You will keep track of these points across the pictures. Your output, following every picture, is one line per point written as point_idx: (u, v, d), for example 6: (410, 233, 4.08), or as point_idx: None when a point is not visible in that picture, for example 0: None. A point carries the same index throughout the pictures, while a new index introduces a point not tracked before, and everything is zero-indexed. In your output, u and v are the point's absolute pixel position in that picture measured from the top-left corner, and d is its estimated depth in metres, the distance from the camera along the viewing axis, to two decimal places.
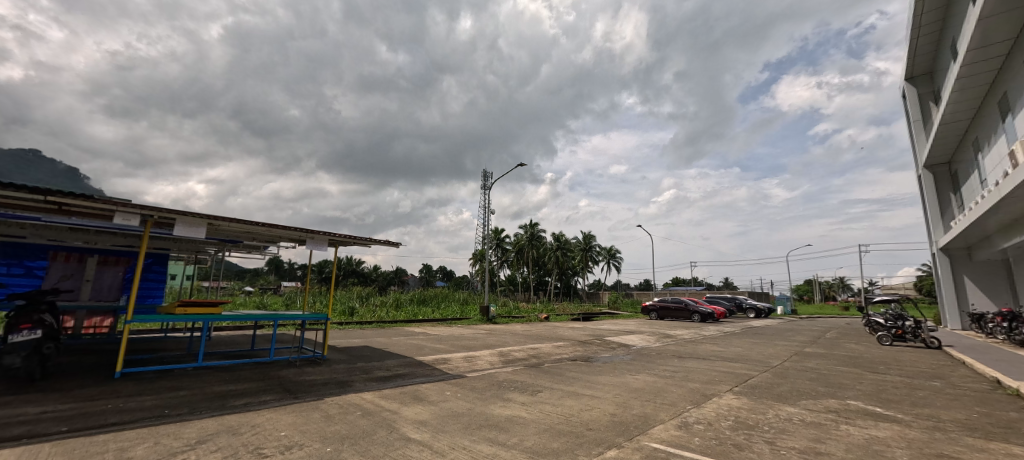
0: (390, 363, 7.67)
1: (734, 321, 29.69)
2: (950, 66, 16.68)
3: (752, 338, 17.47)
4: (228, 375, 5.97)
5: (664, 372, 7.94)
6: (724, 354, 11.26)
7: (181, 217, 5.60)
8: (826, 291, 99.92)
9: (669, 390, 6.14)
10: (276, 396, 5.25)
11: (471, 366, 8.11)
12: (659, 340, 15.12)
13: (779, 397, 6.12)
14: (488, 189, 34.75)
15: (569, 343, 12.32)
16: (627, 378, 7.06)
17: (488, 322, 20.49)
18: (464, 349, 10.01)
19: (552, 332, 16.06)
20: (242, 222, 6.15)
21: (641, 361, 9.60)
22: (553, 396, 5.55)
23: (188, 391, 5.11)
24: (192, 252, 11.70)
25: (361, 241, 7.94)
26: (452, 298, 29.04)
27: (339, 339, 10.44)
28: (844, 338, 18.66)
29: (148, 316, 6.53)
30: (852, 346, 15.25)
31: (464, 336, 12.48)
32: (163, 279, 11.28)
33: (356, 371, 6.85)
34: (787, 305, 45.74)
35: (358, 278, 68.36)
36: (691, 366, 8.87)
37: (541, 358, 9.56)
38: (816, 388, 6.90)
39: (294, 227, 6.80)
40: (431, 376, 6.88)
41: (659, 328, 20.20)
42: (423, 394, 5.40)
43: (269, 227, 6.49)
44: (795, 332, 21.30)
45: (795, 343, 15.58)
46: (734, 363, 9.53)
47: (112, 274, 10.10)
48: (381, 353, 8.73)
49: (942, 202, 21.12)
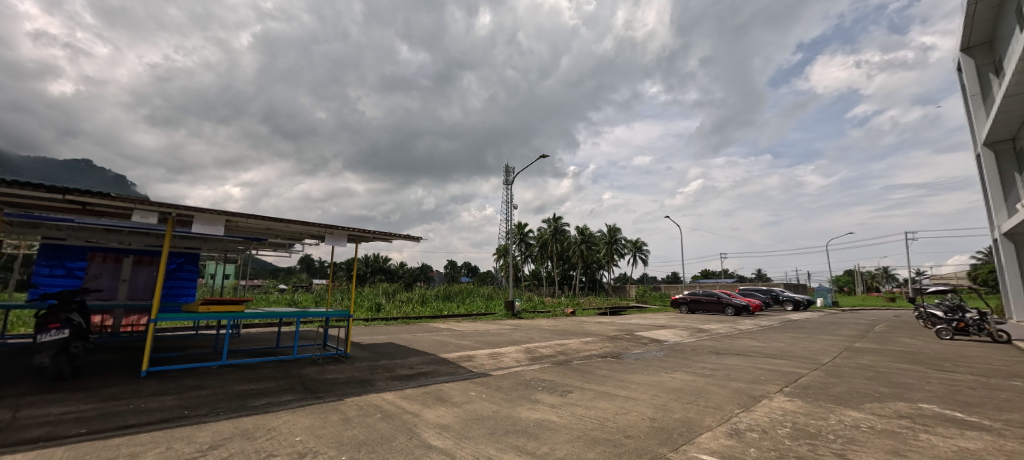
0: (413, 360, 7.46)
1: (772, 314, 28.26)
2: (1015, 32, 14.83)
3: (794, 332, 16.44)
4: (250, 373, 5.92)
5: (703, 370, 7.39)
6: (766, 350, 10.52)
7: (199, 215, 5.52)
8: (870, 282, 94.30)
9: (712, 391, 5.62)
10: (296, 396, 5.11)
11: (496, 363, 7.80)
12: (692, 335, 14.40)
13: (839, 399, 5.48)
14: (511, 184, 34.45)
15: (598, 338, 11.85)
16: (664, 377, 6.58)
17: (514, 317, 20.25)
18: (489, 345, 9.74)
19: (580, 327, 15.64)
20: (261, 218, 6.02)
21: (677, 357, 9.05)
22: (584, 397, 5.15)
23: (209, 391, 5.05)
24: (222, 251, 11.93)
25: (383, 235, 7.74)
26: (476, 293, 28.96)
27: (364, 336, 10.38)
28: (896, 332, 17.29)
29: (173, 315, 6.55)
30: (907, 340, 14.05)
31: (489, 332, 12.23)
32: (195, 278, 11.54)
33: (379, 369, 6.66)
34: (828, 297, 43.34)
35: (386, 274, 69.81)
36: (731, 363, 8.25)
37: (569, 355, 9.16)
38: (878, 389, 6.20)
39: (313, 223, 6.65)
40: (455, 375, 6.61)
41: (692, 322, 19.37)
42: (446, 395, 5.13)
43: (287, 223, 6.36)
44: (840, 326, 19.96)
45: (842, 337, 14.51)
46: (779, 360, 8.83)
47: (146, 273, 10.43)
48: (405, 350, 8.55)
49: (1006, 183, 19.11)
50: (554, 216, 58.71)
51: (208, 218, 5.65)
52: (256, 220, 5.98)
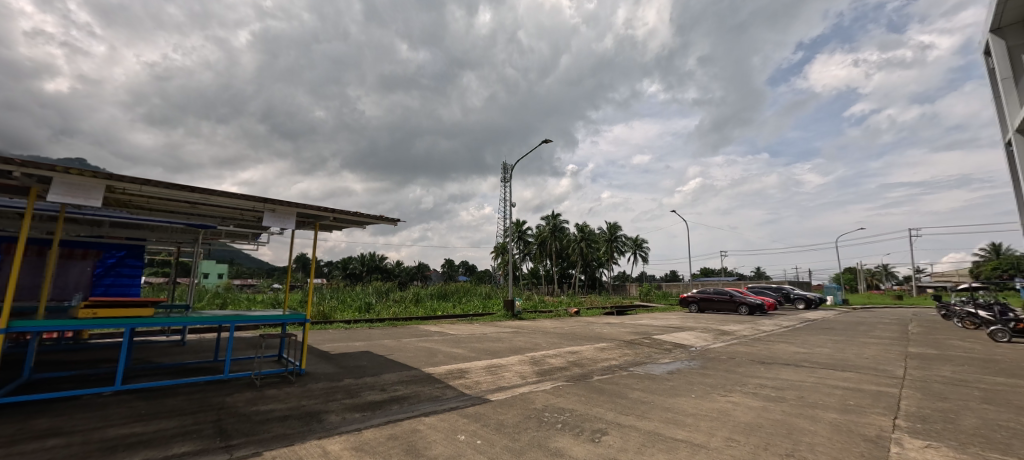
0: (389, 378, 5.72)
1: (789, 313, 26.43)
2: None
3: (827, 334, 14.70)
4: (152, 404, 4.22)
5: (762, 389, 5.71)
6: (816, 358, 8.81)
7: (61, 176, 3.85)
8: (871, 280, 92.72)
9: (805, 430, 3.95)
10: (193, 448, 3.40)
11: (496, 381, 6.04)
12: (718, 339, 12.67)
13: (993, 442, 3.79)
14: (508, 179, 32.90)
15: (614, 344, 10.08)
16: (723, 404, 4.87)
17: (514, 317, 18.59)
18: (486, 354, 8.03)
19: (589, 329, 13.96)
20: (161, 190, 4.35)
21: (717, 369, 7.32)
22: (630, 444, 3.45)
23: (63, 441, 3.36)
24: (174, 245, 10.30)
25: (349, 216, 6.06)
26: (475, 291, 27.29)
27: (336, 343, 8.64)
28: (940, 334, 15.45)
29: (31, 325, 4.41)
30: (961, 343, 12.30)
31: (487, 337, 10.47)
32: (139, 274, 9.94)
33: (338, 393, 4.92)
34: (837, 295, 41.75)
35: (382, 273, 67.73)
36: (792, 379, 6.55)
37: (586, 367, 7.41)
38: (1021, 420, 4.49)
39: (245, 195, 4.83)
40: (441, 401, 4.88)
41: (710, 322, 17.62)
42: (424, 444, 3.42)
43: (203, 194, 4.57)
44: (873, 327, 18.16)
45: (886, 341, 12.74)
46: (846, 373, 7.12)
47: (79, 268, 9.02)
48: (382, 362, 6.82)
49: None
50: (553, 214, 57.29)
51: (78, 181, 3.99)
52: (158, 192, 4.33)
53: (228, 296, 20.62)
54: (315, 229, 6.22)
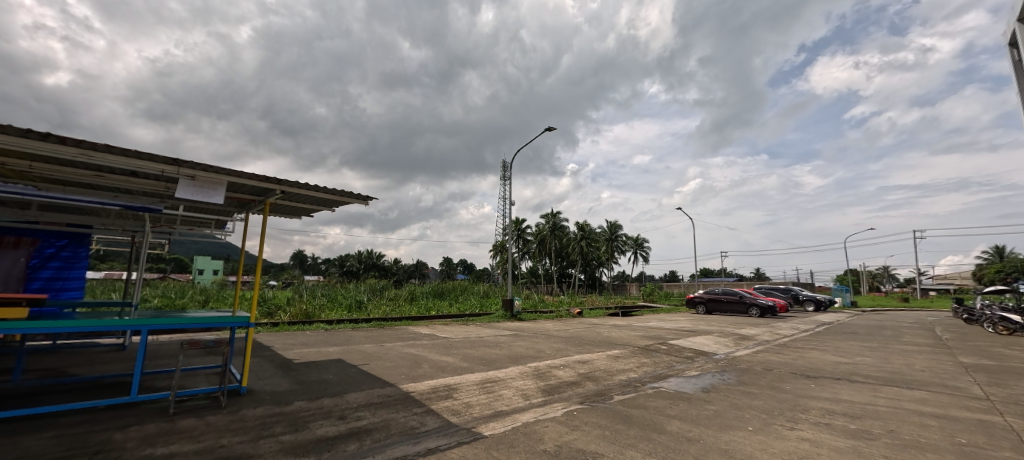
0: (355, 400, 4.44)
1: (799, 315, 25.12)
2: None
3: (854, 340, 13.42)
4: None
5: (832, 416, 4.45)
6: (865, 371, 7.56)
7: None
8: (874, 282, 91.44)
9: None
10: None
11: (492, 402, 4.77)
12: (739, 345, 11.40)
13: None
14: (506, 174, 31.52)
15: (628, 351, 8.81)
16: (798, 444, 3.60)
17: (512, 318, 17.37)
18: (482, 364, 6.77)
19: (595, 332, 12.67)
20: (19, 139, 3.18)
21: (759, 385, 6.08)
22: None
23: None
24: (126, 235, 8.93)
25: (307, 192, 4.88)
26: (472, 290, 26.02)
27: (308, 349, 7.39)
28: (977, 340, 14.13)
29: None
30: (1009, 352, 11.04)
31: (483, 342, 9.19)
32: (85, 265, 8.81)
33: (279, 424, 3.65)
34: (844, 297, 40.50)
35: (378, 271, 66.36)
36: (857, 399, 5.33)
37: (600, 381, 6.17)
38: None
39: (152, 156, 3.64)
40: (416, 437, 3.60)
41: (723, 326, 16.33)
42: None
43: (84, 152, 3.36)
44: (897, 331, 16.93)
45: (926, 348, 11.43)
46: (919, 393, 5.83)
47: (9, 260, 7.74)
48: (354, 375, 5.56)
49: None
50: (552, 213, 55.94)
51: None
52: (14, 141, 3.14)
53: (211, 293, 19.36)
54: (267, 208, 5.07)
